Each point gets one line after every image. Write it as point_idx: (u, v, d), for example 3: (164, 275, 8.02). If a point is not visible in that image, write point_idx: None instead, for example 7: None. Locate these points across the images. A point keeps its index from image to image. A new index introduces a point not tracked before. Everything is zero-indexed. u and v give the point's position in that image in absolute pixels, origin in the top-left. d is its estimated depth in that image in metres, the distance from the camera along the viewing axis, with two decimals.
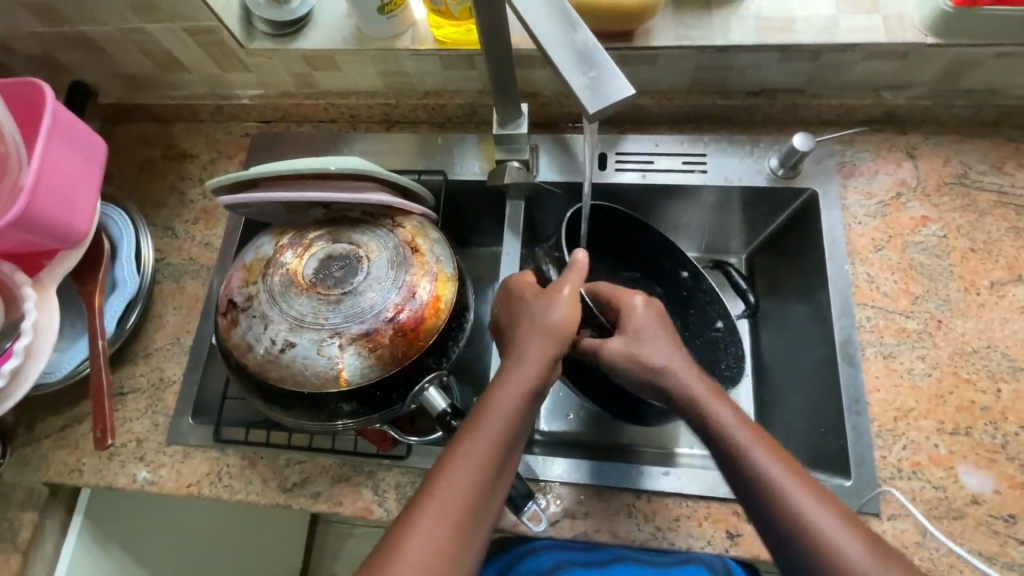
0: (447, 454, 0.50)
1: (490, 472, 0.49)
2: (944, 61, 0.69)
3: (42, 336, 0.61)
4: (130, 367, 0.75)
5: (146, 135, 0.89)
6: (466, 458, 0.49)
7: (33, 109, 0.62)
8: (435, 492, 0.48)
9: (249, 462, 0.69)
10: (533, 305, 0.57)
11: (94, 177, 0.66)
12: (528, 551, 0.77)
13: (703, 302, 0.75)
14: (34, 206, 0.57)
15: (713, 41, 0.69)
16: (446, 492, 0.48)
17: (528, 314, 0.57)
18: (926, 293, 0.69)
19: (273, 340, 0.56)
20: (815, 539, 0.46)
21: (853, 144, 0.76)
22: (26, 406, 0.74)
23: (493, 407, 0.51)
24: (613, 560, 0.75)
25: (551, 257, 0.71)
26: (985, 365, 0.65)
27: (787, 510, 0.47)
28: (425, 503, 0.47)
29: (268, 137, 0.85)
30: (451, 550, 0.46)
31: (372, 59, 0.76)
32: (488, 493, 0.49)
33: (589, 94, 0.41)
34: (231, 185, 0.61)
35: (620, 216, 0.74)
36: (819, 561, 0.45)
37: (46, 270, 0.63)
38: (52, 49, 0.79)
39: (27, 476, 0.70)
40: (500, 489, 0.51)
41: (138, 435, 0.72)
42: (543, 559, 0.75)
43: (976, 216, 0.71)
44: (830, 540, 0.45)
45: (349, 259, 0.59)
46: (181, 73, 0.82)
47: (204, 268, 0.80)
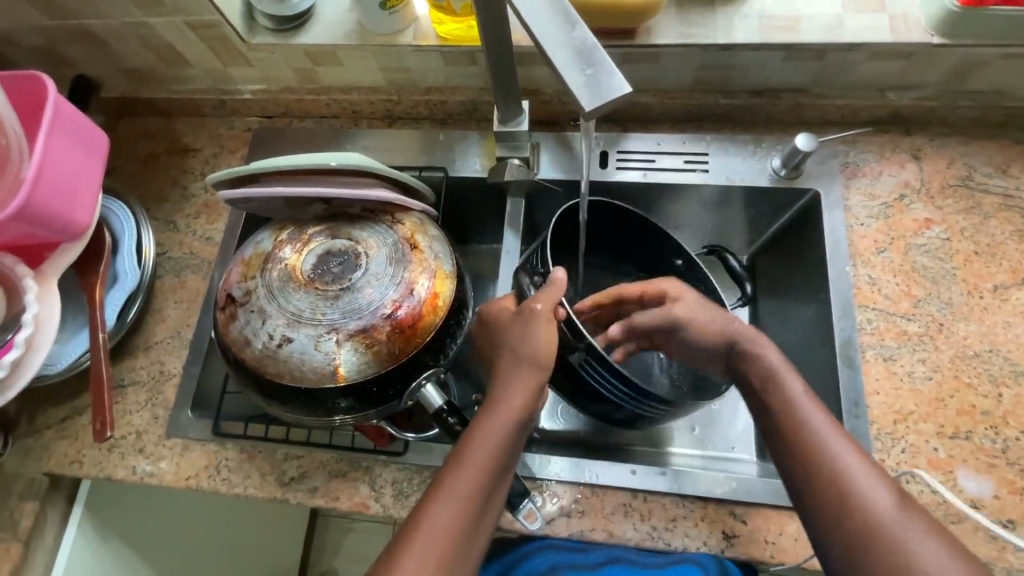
0: (429, 496, 0.51)
1: (469, 518, 0.50)
2: (951, 61, 0.68)
3: (43, 328, 0.62)
4: (131, 360, 0.76)
5: (149, 129, 0.89)
6: (446, 505, 0.49)
7: (36, 102, 0.62)
8: (416, 538, 0.48)
9: (247, 456, 0.70)
10: (511, 329, 0.57)
11: (96, 171, 0.66)
12: (523, 554, 0.75)
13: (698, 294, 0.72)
14: (35, 198, 0.58)
15: (716, 39, 0.69)
16: (426, 539, 0.48)
17: (510, 340, 0.57)
18: (928, 295, 0.68)
19: (270, 335, 0.57)
20: (863, 500, 0.48)
21: (857, 144, 0.76)
22: (28, 397, 0.74)
23: (491, 420, 0.53)
24: (608, 562, 0.73)
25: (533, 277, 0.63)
26: (986, 369, 0.65)
27: (841, 472, 0.50)
28: (409, 548, 0.48)
29: (270, 132, 0.85)
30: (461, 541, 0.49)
31: (373, 55, 0.76)
32: (468, 537, 0.50)
33: (587, 92, 0.40)
34: (231, 179, 0.61)
35: (621, 211, 0.72)
36: (863, 522, 0.48)
37: (48, 262, 0.64)
38: (55, 42, 0.79)
39: (28, 466, 0.71)
40: (482, 529, 0.52)
41: (138, 427, 0.72)
42: (536, 562, 0.74)
43: (980, 219, 0.71)
44: (877, 505, 0.48)
45: (347, 255, 0.59)
46: (184, 67, 0.82)
47: (205, 262, 0.80)
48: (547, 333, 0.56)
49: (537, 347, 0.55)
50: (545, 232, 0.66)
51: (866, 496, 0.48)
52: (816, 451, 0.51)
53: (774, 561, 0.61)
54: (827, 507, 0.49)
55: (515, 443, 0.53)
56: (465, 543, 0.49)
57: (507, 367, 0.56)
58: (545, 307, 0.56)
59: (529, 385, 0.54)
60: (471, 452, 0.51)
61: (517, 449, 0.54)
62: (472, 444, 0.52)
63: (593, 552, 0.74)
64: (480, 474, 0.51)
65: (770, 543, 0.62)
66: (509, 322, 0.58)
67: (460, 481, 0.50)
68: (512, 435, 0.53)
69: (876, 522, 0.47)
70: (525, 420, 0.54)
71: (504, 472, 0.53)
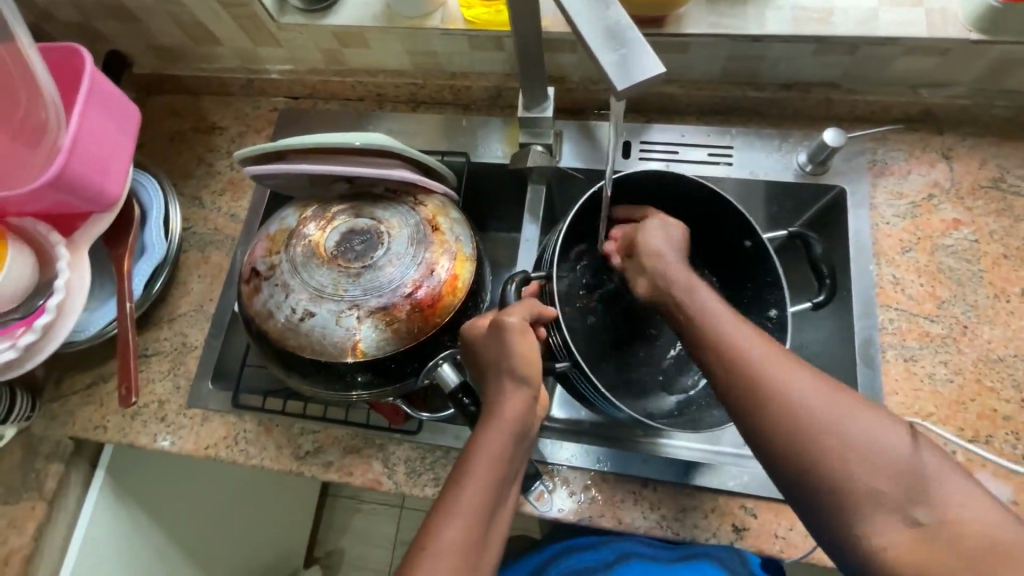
0: (437, 511, 0.47)
1: (478, 532, 0.45)
2: (989, 59, 0.67)
3: (75, 294, 0.63)
4: (155, 331, 0.77)
5: (178, 106, 0.90)
6: (453, 516, 0.45)
7: (74, 75, 0.64)
8: (425, 555, 0.44)
9: (265, 429, 0.71)
10: (487, 348, 0.54)
11: (128, 144, 0.68)
12: (539, 565, 0.80)
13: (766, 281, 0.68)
14: (70, 167, 0.59)
15: (746, 30, 0.68)
16: (434, 556, 0.44)
17: (489, 357, 0.54)
18: (953, 297, 0.67)
19: (293, 309, 0.58)
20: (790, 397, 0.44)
21: (886, 142, 0.74)
22: (55, 362, 0.76)
23: (489, 432, 0.49)
24: (617, 558, 0.76)
25: (518, 276, 0.61)
26: (1010, 374, 0.64)
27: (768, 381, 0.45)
28: (417, 568, 0.44)
29: (296, 112, 0.86)
30: (474, 551, 0.45)
31: (400, 37, 0.76)
32: (479, 551, 0.45)
33: (619, 71, 0.40)
34: (258, 156, 0.62)
35: (663, 177, 0.68)
36: (801, 430, 0.43)
37: (79, 231, 0.66)
38: (91, 17, 0.81)
39: (54, 429, 0.73)
40: (494, 542, 0.48)
41: (160, 397, 0.74)
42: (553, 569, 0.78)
43: (1011, 221, 0.69)
44: (813, 406, 0.43)
45: (370, 234, 0.60)
46: (214, 45, 0.83)
47: (229, 239, 0.82)
48: (524, 346, 0.52)
49: (513, 361, 0.52)
50: (564, 219, 0.64)
51: (799, 401, 0.44)
52: (739, 364, 0.47)
53: (783, 556, 0.61)
54: (774, 429, 0.44)
55: (515, 453, 0.50)
56: (477, 556, 0.45)
57: (496, 382, 0.53)
58: (517, 321, 0.53)
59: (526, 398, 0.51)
60: (474, 462, 0.48)
61: (519, 459, 0.51)
62: (476, 450, 0.49)
63: (603, 548, 0.77)
64: (487, 480, 0.47)
65: (780, 537, 0.62)
66: (483, 338, 0.55)
67: (466, 489, 0.47)
68: (514, 446, 0.50)
69: (816, 425, 0.43)
70: (527, 431, 0.51)
71: (508, 480, 0.50)
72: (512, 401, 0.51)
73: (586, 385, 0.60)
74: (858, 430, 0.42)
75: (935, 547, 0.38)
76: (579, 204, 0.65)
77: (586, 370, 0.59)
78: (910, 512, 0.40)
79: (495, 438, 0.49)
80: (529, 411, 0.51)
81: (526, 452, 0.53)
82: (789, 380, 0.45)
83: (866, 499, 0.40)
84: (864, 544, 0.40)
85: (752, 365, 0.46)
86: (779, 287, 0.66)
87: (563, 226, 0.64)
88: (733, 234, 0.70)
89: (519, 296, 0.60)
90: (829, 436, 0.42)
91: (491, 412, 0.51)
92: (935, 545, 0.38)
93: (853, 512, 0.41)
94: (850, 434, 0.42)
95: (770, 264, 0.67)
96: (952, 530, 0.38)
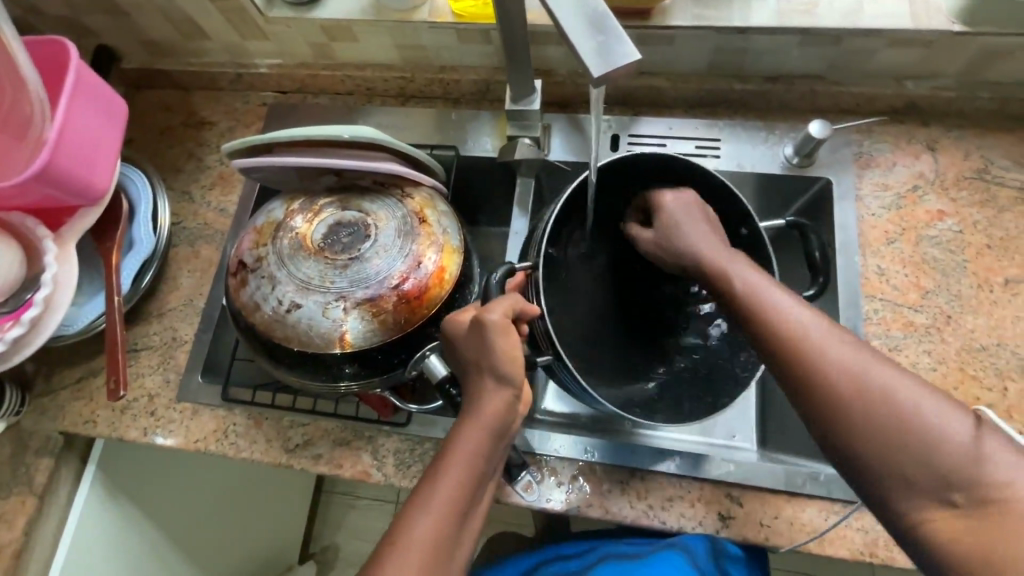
0: (411, 505, 0.47)
1: (451, 527, 0.46)
2: (971, 51, 0.67)
3: (61, 289, 0.63)
4: (144, 325, 0.78)
5: (167, 101, 0.90)
6: (426, 511, 0.46)
7: (59, 68, 0.64)
8: (396, 548, 0.45)
9: (254, 422, 0.71)
10: (469, 342, 0.53)
11: (115, 139, 0.68)
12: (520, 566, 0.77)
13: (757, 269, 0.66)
14: (55, 161, 0.59)
15: (731, 22, 0.68)
16: (405, 550, 0.45)
17: (471, 352, 0.52)
18: (936, 288, 0.68)
19: (279, 301, 0.58)
20: (830, 370, 0.44)
21: (872, 134, 0.75)
22: (44, 357, 0.76)
23: (467, 431, 0.49)
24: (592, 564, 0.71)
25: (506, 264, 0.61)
26: (992, 363, 0.65)
27: (812, 359, 0.45)
28: (389, 558, 0.45)
29: (285, 107, 0.86)
30: (445, 544, 0.46)
31: (388, 31, 0.76)
32: (450, 547, 0.46)
33: (595, 59, 0.41)
34: (245, 149, 0.62)
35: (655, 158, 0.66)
36: (838, 401, 0.43)
37: (66, 225, 0.65)
38: (78, 12, 0.80)
39: (44, 424, 0.73)
40: (467, 536, 0.48)
41: (150, 391, 0.74)
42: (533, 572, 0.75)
43: (994, 212, 0.70)
44: (852, 378, 0.43)
45: (357, 226, 0.60)
46: (203, 40, 0.83)
47: (219, 234, 0.82)
48: (507, 342, 0.51)
49: (495, 358, 0.51)
50: (558, 203, 0.64)
51: (842, 378, 0.43)
52: (781, 341, 0.47)
53: (768, 544, 0.62)
54: (812, 401, 0.44)
55: (494, 451, 0.50)
56: (447, 551, 0.46)
57: (480, 384, 0.52)
58: (500, 316, 0.52)
59: (505, 400, 0.51)
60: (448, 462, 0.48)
61: (498, 456, 0.51)
62: (454, 449, 0.49)
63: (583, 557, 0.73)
64: (461, 477, 0.48)
65: (766, 525, 0.62)
66: (464, 334, 0.53)
67: (441, 484, 0.47)
68: (491, 446, 0.50)
69: (856, 403, 0.42)
70: (508, 431, 0.51)
71: (486, 477, 0.50)
72: (493, 401, 0.51)
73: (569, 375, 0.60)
74: (900, 408, 0.41)
75: (979, 525, 0.38)
76: (567, 192, 0.65)
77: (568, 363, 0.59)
78: (944, 494, 0.39)
79: (472, 438, 0.49)
80: (508, 410, 0.51)
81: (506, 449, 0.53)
82: (831, 356, 0.44)
83: (901, 477, 0.41)
84: (900, 517, 0.41)
85: (794, 342, 0.46)
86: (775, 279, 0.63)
87: (551, 213, 0.64)
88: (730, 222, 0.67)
89: (503, 287, 0.59)
90: (865, 413, 0.42)
91: (472, 411, 0.51)
92: (973, 521, 0.38)
93: (887, 479, 0.41)
94: (889, 406, 0.42)
95: (765, 255, 0.65)
96: (996, 511, 0.38)
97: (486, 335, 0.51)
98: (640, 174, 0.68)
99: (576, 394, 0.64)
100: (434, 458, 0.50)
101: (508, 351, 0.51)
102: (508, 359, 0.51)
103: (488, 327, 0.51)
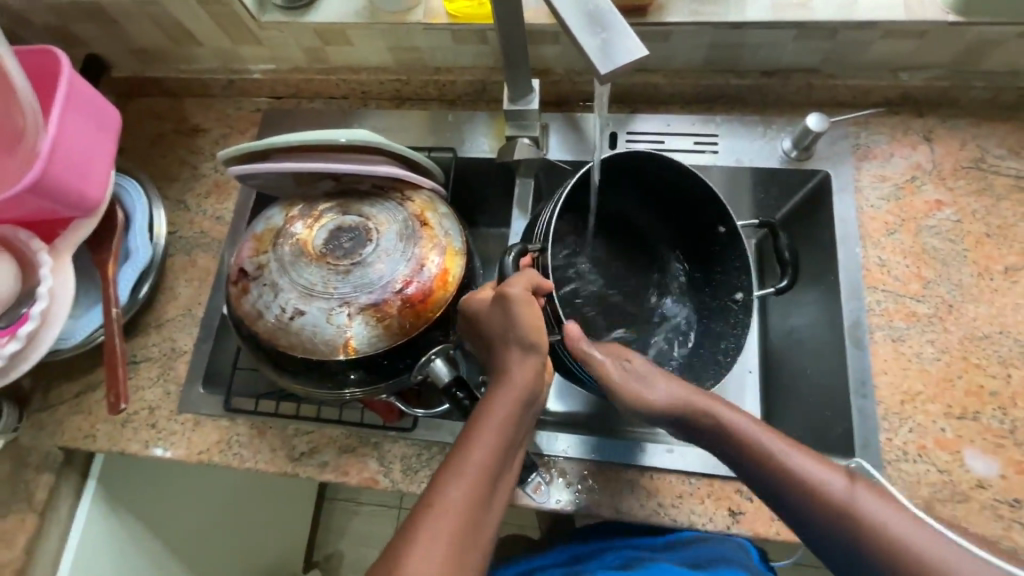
0: (444, 470, 0.46)
1: (482, 494, 0.45)
2: (965, 41, 0.68)
3: (58, 303, 0.62)
4: (143, 337, 0.76)
5: (159, 109, 0.89)
6: (458, 477, 0.45)
7: (50, 76, 0.63)
8: (427, 513, 0.44)
9: (258, 431, 0.70)
10: (492, 317, 0.53)
11: (109, 148, 0.67)
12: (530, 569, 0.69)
13: (734, 267, 0.70)
14: (49, 172, 0.58)
15: (727, 18, 0.68)
16: (440, 513, 0.43)
17: (495, 329, 0.53)
18: (938, 277, 0.68)
19: (282, 308, 0.57)
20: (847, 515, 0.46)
21: (868, 126, 0.75)
22: (42, 372, 0.75)
23: (498, 399, 0.49)
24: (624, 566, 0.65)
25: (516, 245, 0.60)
26: (996, 350, 0.65)
27: (882, 543, 0.44)
28: (420, 526, 0.43)
29: (280, 112, 0.85)
30: (476, 511, 0.44)
31: (383, 33, 0.76)
32: (483, 512, 0.45)
33: (600, 55, 0.41)
34: (242, 156, 0.62)
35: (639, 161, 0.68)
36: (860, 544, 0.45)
37: (61, 238, 0.64)
38: (67, 21, 0.79)
39: (44, 440, 0.72)
40: (497, 507, 0.47)
41: (150, 403, 0.73)
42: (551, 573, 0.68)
43: (992, 201, 0.70)
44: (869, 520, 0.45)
45: (358, 231, 0.60)
46: (194, 46, 0.82)
47: (216, 242, 0.81)
48: (531, 314, 0.52)
49: (520, 330, 0.51)
50: (560, 195, 0.61)
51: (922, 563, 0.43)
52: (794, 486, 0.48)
53: (780, 538, 0.62)
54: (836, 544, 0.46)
55: (524, 420, 0.50)
56: (479, 518, 0.44)
57: (508, 355, 0.52)
58: (520, 290, 0.53)
59: (535, 368, 0.51)
60: (481, 425, 0.48)
61: (526, 426, 0.51)
62: (486, 414, 0.49)
63: (608, 554, 0.67)
64: (493, 443, 0.47)
65: (776, 520, 0.62)
66: (487, 311, 0.54)
67: (473, 452, 0.47)
68: (521, 415, 0.50)
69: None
70: (535, 402, 0.51)
71: (515, 447, 0.49)
72: (521, 369, 0.51)
73: (575, 359, 0.60)
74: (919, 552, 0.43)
75: None
76: (572, 180, 0.63)
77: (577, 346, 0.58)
78: None
79: (504, 402, 0.49)
80: (538, 377, 0.51)
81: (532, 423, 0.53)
82: (916, 547, 0.43)
83: None
84: None
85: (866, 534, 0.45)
86: (747, 273, 0.68)
87: (560, 198, 0.61)
88: (708, 221, 0.70)
89: (516, 268, 0.58)
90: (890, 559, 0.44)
91: (502, 380, 0.51)
92: None
93: None
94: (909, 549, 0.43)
95: (740, 252, 0.68)
96: None
97: (509, 305, 0.52)
98: (628, 170, 0.70)
99: (580, 380, 0.64)
100: (462, 429, 0.49)
101: (534, 323, 0.52)
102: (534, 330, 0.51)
103: (512, 300, 0.52)
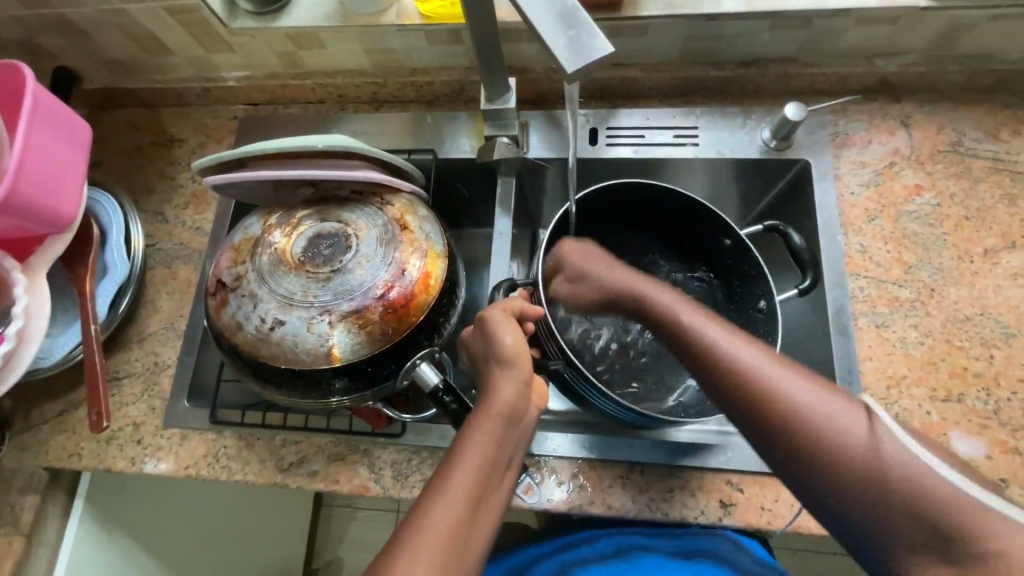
0: (426, 493, 0.46)
1: (465, 513, 0.45)
2: (938, 25, 0.68)
3: (34, 322, 0.61)
4: (124, 352, 0.75)
5: (134, 119, 0.88)
6: (441, 496, 0.45)
7: (16, 93, 0.62)
8: (410, 532, 0.44)
9: (245, 443, 0.70)
10: (477, 341, 0.55)
11: (80, 162, 0.66)
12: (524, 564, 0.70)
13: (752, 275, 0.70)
14: (18, 189, 0.57)
15: (702, 9, 0.68)
16: (420, 535, 0.43)
17: (479, 351, 0.55)
18: (919, 261, 0.69)
19: (262, 318, 0.56)
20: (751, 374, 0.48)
21: (846, 113, 0.75)
22: (23, 393, 0.74)
23: (481, 417, 0.49)
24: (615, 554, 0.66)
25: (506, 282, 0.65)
26: (977, 332, 0.65)
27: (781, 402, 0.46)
28: (402, 546, 0.43)
29: (256, 119, 0.84)
30: (461, 530, 0.44)
31: (358, 36, 0.75)
32: (467, 530, 0.45)
33: (567, 53, 0.40)
34: (217, 165, 0.60)
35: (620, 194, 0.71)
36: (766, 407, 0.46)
37: (35, 254, 0.63)
38: (33, 33, 0.78)
39: (27, 460, 0.70)
40: (484, 522, 0.46)
41: (135, 419, 0.72)
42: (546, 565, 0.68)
43: (970, 183, 0.71)
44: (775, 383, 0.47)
45: (337, 237, 0.59)
46: (166, 55, 0.81)
47: (196, 253, 0.80)
48: (515, 334, 0.53)
49: (500, 348, 0.52)
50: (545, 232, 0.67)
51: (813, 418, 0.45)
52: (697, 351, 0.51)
53: (770, 527, 0.62)
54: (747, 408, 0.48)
55: (511, 436, 0.49)
56: (463, 537, 0.44)
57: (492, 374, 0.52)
58: (496, 312, 0.55)
59: (517, 384, 0.51)
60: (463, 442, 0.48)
61: (515, 443, 0.50)
62: (468, 435, 0.48)
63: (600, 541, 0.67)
64: (478, 461, 0.47)
65: (767, 509, 0.62)
66: (471, 337, 0.56)
67: (455, 470, 0.46)
68: (506, 431, 0.49)
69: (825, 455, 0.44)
70: (523, 418, 0.51)
71: (502, 464, 0.49)
72: (504, 386, 0.51)
73: (579, 377, 0.62)
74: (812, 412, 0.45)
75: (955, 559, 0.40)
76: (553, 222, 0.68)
77: (579, 366, 0.62)
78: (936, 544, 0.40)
79: (484, 420, 0.49)
80: (521, 395, 0.51)
81: (524, 440, 0.52)
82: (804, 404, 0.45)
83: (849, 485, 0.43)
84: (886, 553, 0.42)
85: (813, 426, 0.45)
86: (764, 278, 0.67)
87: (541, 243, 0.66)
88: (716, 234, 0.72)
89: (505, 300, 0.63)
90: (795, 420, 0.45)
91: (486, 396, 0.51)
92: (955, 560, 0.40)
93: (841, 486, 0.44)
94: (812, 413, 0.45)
95: (752, 260, 0.69)
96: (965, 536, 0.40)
97: (489, 327, 0.54)
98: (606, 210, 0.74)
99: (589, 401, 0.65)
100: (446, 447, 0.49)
101: (514, 342, 0.52)
102: (513, 351, 0.52)
103: (494, 323, 0.53)
